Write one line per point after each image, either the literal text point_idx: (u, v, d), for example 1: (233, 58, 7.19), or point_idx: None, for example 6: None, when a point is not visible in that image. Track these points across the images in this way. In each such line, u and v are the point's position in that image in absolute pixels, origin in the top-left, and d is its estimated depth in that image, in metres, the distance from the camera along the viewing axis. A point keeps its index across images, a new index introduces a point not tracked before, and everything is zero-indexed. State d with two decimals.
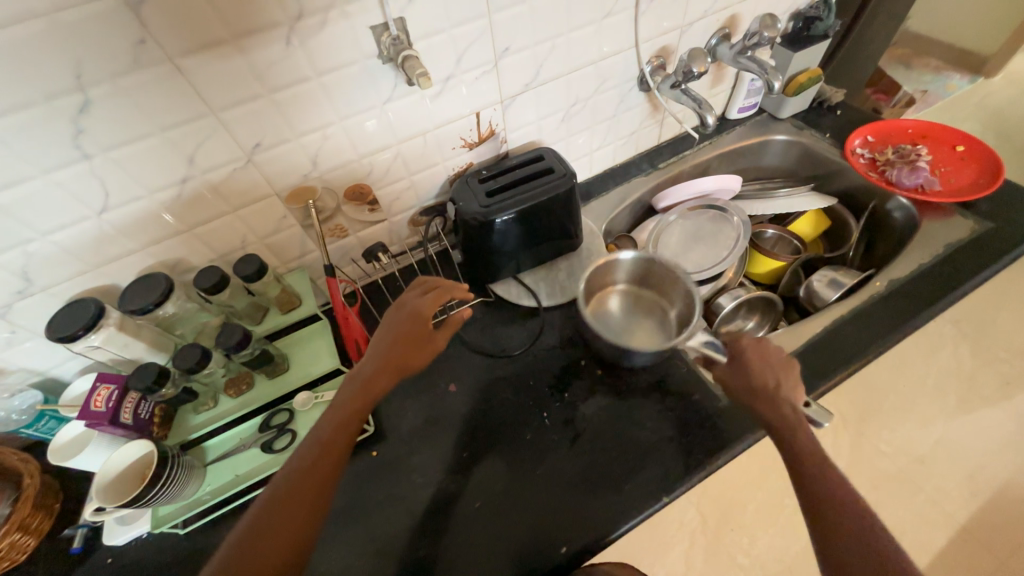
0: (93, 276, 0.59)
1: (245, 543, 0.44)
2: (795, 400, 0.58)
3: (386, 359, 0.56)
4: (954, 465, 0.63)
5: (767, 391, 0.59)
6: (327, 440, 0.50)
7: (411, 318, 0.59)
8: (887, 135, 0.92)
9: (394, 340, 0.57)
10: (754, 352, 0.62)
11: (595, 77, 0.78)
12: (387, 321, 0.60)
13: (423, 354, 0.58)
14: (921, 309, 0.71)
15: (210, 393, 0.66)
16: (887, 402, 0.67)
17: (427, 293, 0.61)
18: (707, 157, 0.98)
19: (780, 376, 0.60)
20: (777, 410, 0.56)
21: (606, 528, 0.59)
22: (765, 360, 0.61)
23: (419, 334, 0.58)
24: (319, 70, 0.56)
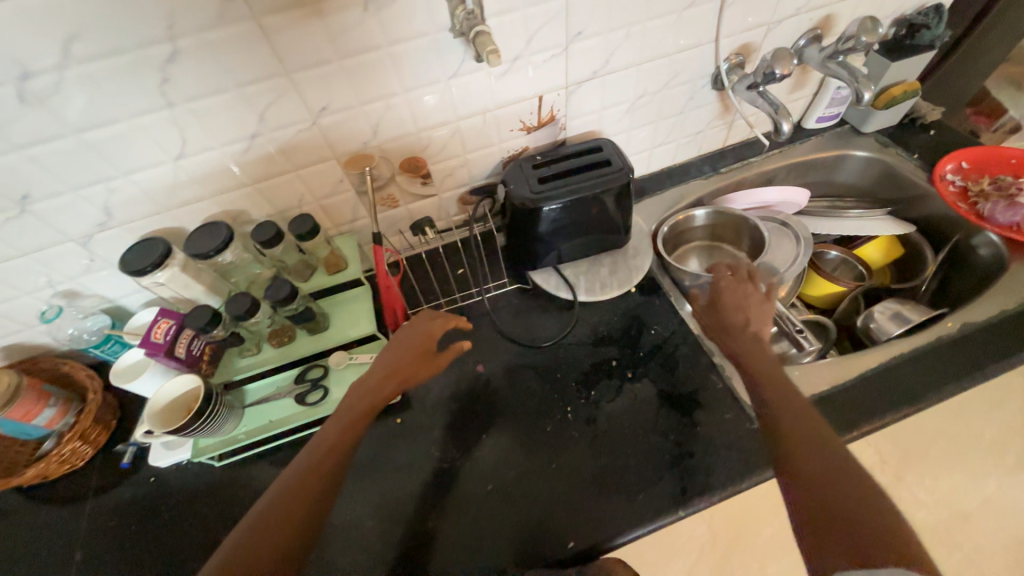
0: (164, 218, 0.63)
1: (263, 522, 0.46)
2: (761, 334, 0.61)
3: (396, 371, 0.61)
4: (975, 523, 0.66)
5: (735, 326, 0.63)
6: (337, 436, 0.53)
7: (424, 335, 0.64)
8: (986, 163, 0.83)
9: (404, 350, 0.62)
10: (725, 288, 0.66)
11: (667, 70, 0.75)
12: (400, 335, 0.64)
13: (425, 371, 0.63)
14: (997, 358, 0.65)
15: (255, 339, 0.69)
16: (927, 456, 0.67)
17: (437, 317, 0.66)
18: (775, 167, 0.93)
19: (750, 313, 0.63)
20: (742, 340, 0.60)
21: (617, 531, 0.58)
22: (738, 302, 0.65)
23: (425, 350, 0.64)
24: (390, 40, 0.56)
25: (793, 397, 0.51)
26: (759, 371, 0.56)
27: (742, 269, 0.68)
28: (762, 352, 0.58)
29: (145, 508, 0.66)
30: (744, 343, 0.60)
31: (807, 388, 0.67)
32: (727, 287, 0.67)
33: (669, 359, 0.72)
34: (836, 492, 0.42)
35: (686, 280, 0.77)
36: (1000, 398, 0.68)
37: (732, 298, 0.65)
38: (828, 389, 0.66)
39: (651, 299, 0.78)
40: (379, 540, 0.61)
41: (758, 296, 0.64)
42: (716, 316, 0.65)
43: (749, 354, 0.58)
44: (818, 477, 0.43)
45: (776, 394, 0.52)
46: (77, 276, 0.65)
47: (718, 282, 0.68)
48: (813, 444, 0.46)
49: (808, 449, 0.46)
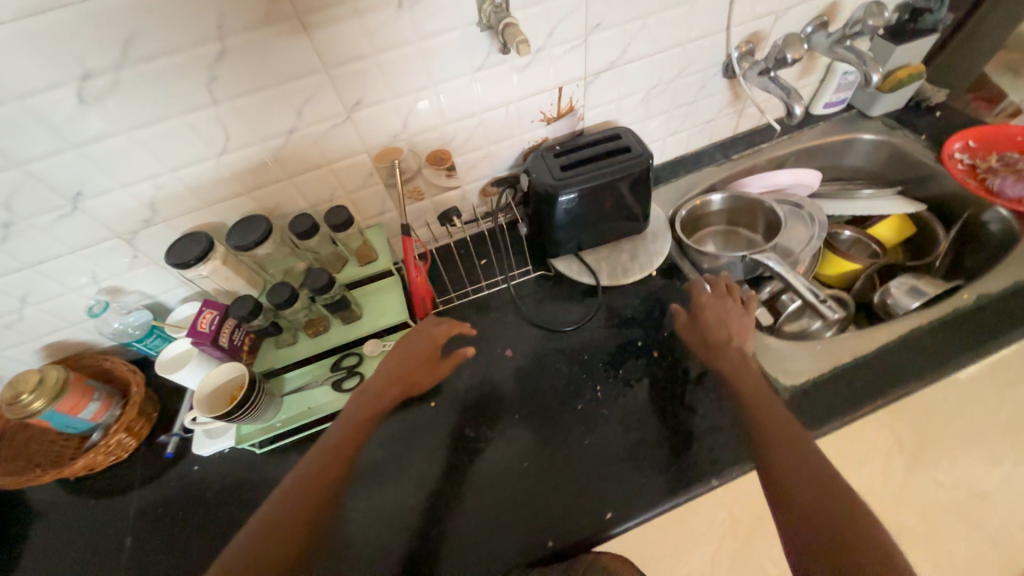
0: (205, 214, 0.66)
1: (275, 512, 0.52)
2: (745, 348, 0.69)
3: (400, 377, 0.69)
4: (1018, 509, 0.62)
5: (720, 342, 0.70)
6: (343, 437, 0.60)
7: (428, 340, 0.70)
8: (993, 141, 0.85)
9: (410, 356, 0.69)
10: (705, 303, 0.74)
11: (681, 59, 0.77)
12: (406, 341, 0.70)
13: (430, 375, 0.71)
14: (1014, 326, 0.67)
15: (291, 329, 0.72)
16: (947, 433, 0.65)
17: (441, 323, 0.72)
18: (786, 152, 0.95)
19: (732, 327, 0.71)
20: (727, 357, 0.68)
21: (651, 500, 0.60)
22: (721, 317, 0.72)
23: (431, 355, 0.71)
24: (421, 35, 0.59)
25: (777, 414, 0.58)
26: (748, 391, 0.63)
27: (720, 284, 0.76)
28: (750, 371, 0.65)
29: (191, 494, 0.68)
30: (731, 361, 0.67)
31: (830, 360, 0.69)
32: (709, 304, 0.74)
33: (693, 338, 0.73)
34: (811, 498, 0.47)
35: (705, 262, 0.80)
36: (1015, 376, 0.67)
37: (715, 313, 0.72)
38: (851, 361, 0.68)
39: (672, 282, 0.80)
40: (408, 513, 0.63)
41: (739, 308, 0.72)
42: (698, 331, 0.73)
43: (735, 374, 0.66)
44: (795, 480, 0.49)
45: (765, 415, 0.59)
46: (122, 273, 0.68)
47: (700, 296, 0.75)
48: (795, 458, 0.52)
49: (789, 456, 0.52)
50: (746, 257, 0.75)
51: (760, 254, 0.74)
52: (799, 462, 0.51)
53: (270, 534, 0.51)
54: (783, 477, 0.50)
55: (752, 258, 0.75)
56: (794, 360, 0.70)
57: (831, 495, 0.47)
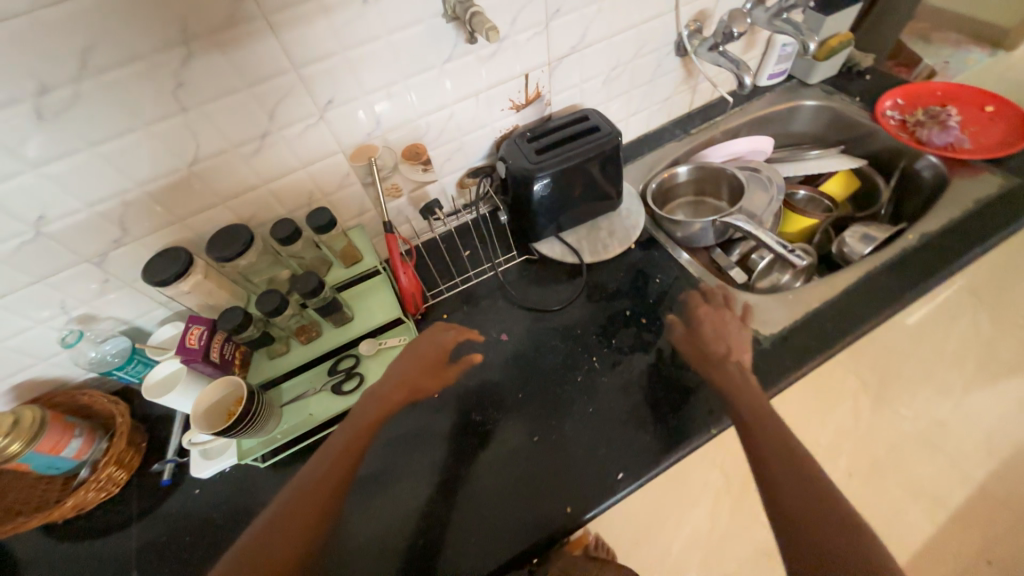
0: (179, 228, 0.63)
1: (272, 523, 0.55)
2: (742, 363, 0.69)
3: (407, 380, 0.70)
4: (972, 426, 0.69)
5: (717, 356, 0.70)
6: (347, 442, 0.64)
7: (435, 346, 0.75)
8: (916, 97, 0.95)
9: (416, 360, 0.72)
10: (704, 315, 0.75)
11: (636, 41, 0.81)
12: (418, 343, 0.73)
13: (433, 383, 0.72)
14: (954, 259, 0.74)
15: (283, 338, 0.71)
16: (905, 367, 0.72)
17: (449, 330, 0.77)
18: (739, 122, 1.01)
19: (729, 342, 0.72)
20: (725, 370, 0.68)
21: (659, 456, 0.63)
22: (718, 330, 0.74)
23: (438, 361, 0.74)
24: (389, 30, 0.59)
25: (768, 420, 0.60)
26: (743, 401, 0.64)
27: (717, 294, 0.78)
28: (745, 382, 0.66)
29: (194, 518, 0.66)
30: (729, 375, 0.68)
31: (801, 308, 0.74)
32: (706, 315, 0.75)
33: (676, 302, 0.77)
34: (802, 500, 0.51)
35: (679, 231, 0.84)
36: (955, 313, 0.75)
37: (712, 325, 0.74)
38: (819, 306, 0.74)
39: (651, 253, 0.84)
40: (415, 505, 0.63)
41: (735, 323, 0.74)
42: (692, 334, 0.74)
43: (731, 384, 0.66)
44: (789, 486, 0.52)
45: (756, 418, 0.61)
46: (92, 299, 0.64)
47: (699, 308, 0.76)
48: (790, 470, 0.54)
49: (779, 463, 0.55)
50: (715, 221, 0.80)
51: (729, 216, 0.79)
52: (790, 469, 0.54)
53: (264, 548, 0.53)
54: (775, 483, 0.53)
55: (722, 221, 0.79)
56: (770, 311, 0.75)
57: (823, 509, 0.50)
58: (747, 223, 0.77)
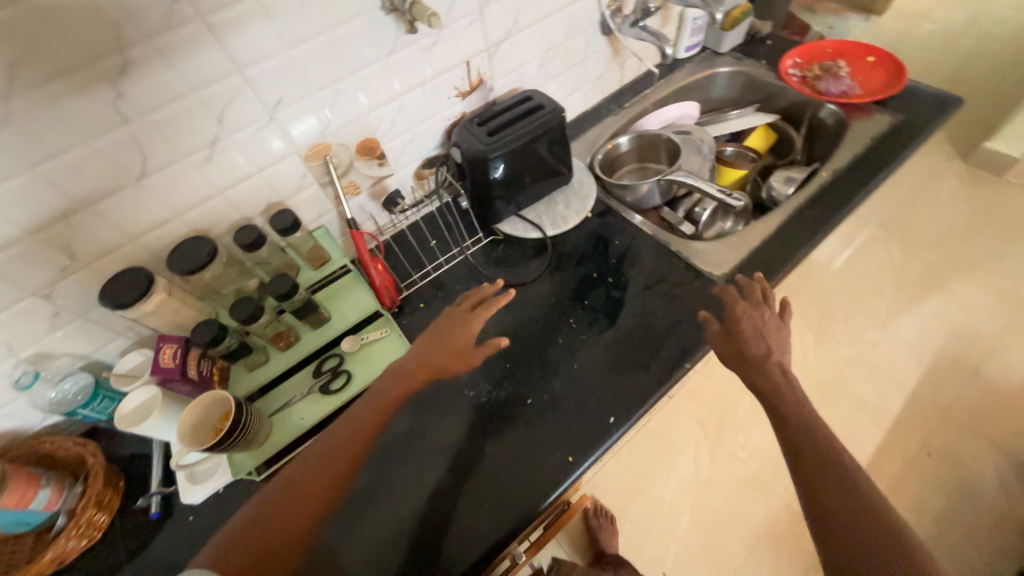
0: (133, 248, 0.61)
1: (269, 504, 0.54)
2: (785, 364, 0.64)
3: (427, 363, 0.65)
4: None
5: (757, 357, 0.65)
6: (356, 420, 0.61)
7: (461, 330, 0.67)
8: (811, 56, 1.07)
9: (440, 342, 0.66)
10: (742, 314, 0.68)
11: (564, 23, 0.86)
12: (439, 327, 0.68)
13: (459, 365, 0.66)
14: (861, 188, 0.85)
15: (261, 348, 0.70)
16: None
17: (472, 306, 0.70)
18: (666, 93, 1.09)
19: (770, 340, 0.65)
20: (768, 375, 0.62)
21: (643, 396, 0.69)
22: (759, 329, 0.67)
23: (461, 348, 0.66)
24: (330, 25, 0.60)
25: (819, 439, 0.56)
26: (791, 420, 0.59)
27: (754, 289, 0.71)
28: (796, 396, 0.61)
29: (193, 545, 0.63)
30: (772, 379, 0.62)
31: (744, 248, 0.82)
32: (746, 314, 0.68)
33: (635, 259, 0.83)
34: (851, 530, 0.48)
35: (628, 195, 0.90)
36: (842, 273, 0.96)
37: (752, 325, 0.67)
38: (760, 243, 0.82)
39: (607, 218, 0.90)
40: (423, 492, 0.64)
41: (775, 318, 0.68)
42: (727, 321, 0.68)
43: (777, 394, 0.61)
44: (841, 518, 0.49)
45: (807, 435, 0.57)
46: (42, 336, 0.60)
47: (739, 305, 0.69)
48: (841, 494, 0.51)
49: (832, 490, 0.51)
50: (660, 180, 0.87)
51: (671, 174, 0.87)
52: (843, 499, 0.50)
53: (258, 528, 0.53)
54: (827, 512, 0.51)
55: (666, 180, 0.87)
56: (719, 253, 0.82)
57: (873, 535, 0.47)
58: (688, 178, 0.85)
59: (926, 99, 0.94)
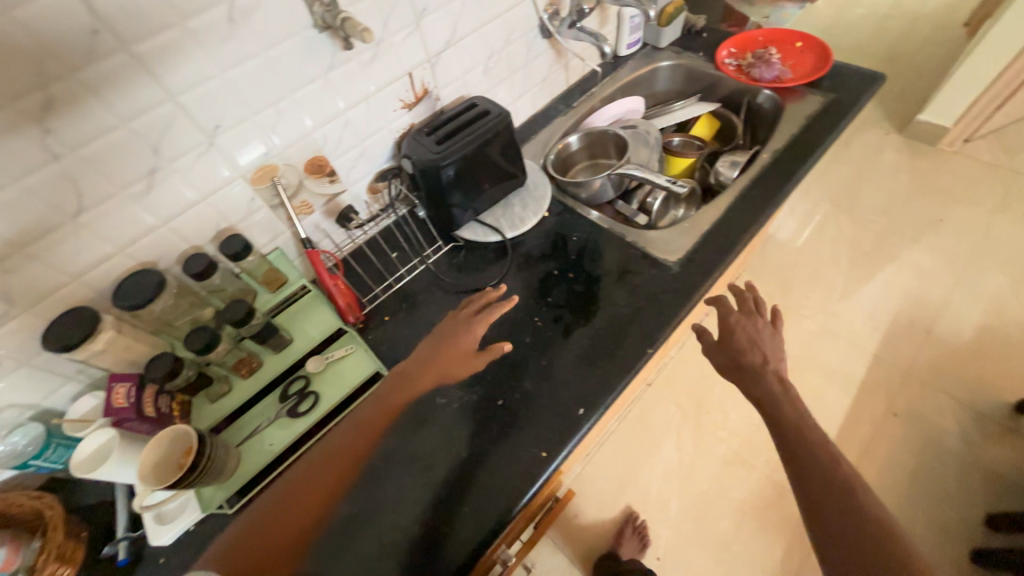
0: (75, 288, 0.59)
1: (259, 523, 0.54)
2: (780, 371, 0.70)
3: (434, 369, 0.69)
4: None
5: (754, 365, 0.71)
6: (352, 436, 0.62)
7: (467, 334, 0.70)
8: (744, 45, 1.12)
9: (446, 347, 0.69)
10: (736, 323, 0.75)
11: (504, 29, 0.88)
12: (445, 332, 0.70)
13: (464, 370, 0.69)
14: (800, 166, 0.89)
15: (223, 377, 0.69)
16: None
17: (481, 313, 0.71)
18: (612, 90, 1.12)
19: (765, 349, 0.72)
20: (766, 384, 0.69)
21: (611, 385, 0.70)
22: (753, 339, 0.74)
23: (466, 352, 0.69)
24: (264, 46, 0.60)
25: (812, 439, 0.63)
26: (790, 431, 0.64)
27: (747, 300, 0.78)
28: (795, 406, 0.67)
29: None
30: (770, 388, 0.69)
31: (696, 232, 0.85)
32: (740, 323, 0.75)
33: (595, 252, 0.85)
34: (833, 514, 0.57)
35: (583, 192, 0.92)
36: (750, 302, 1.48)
37: (747, 334, 0.73)
38: (711, 226, 0.85)
39: (564, 216, 0.91)
40: (415, 508, 0.64)
41: (767, 327, 0.75)
42: (721, 329, 0.76)
43: (773, 399, 0.68)
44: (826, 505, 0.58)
45: (804, 436, 0.64)
46: None
47: (733, 316, 0.76)
48: (827, 486, 0.59)
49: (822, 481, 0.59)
50: (611, 175, 0.90)
51: (621, 168, 0.90)
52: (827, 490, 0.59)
53: (251, 545, 0.52)
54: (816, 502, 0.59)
55: (616, 174, 0.89)
56: (673, 240, 0.84)
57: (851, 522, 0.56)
58: (637, 171, 0.88)
59: (852, 77, 1.00)
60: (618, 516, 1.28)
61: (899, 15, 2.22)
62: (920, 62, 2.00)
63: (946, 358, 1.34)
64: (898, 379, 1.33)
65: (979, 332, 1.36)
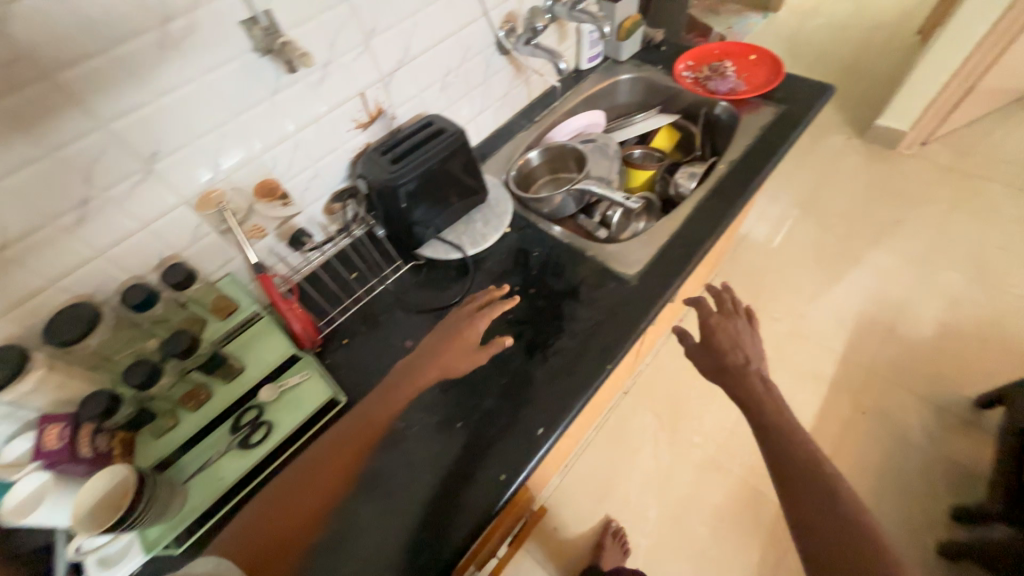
0: (3, 324, 0.56)
1: (270, 497, 0.61)
2: (760, 370, 0.78)
3: (437, 362, 0.75)
4: None
5: (736, 366, 0.78)
6: (362, 425, 0.70)
7: (466, 326, 0.77)
8: (700, 58, 1.14)
9: (450, 339, 0.77)
10: (717, 326, 0.81)
11: (459, 47, 0.88)
12: (450, 325, 0.78)
13: (466, 363, 0.75)
14: (755, 176, 0.91)
15: (168, 411, 0.66)
16: None
17: (484, 307, 0.78)
18: (574, 104, 1.13)
19: (747, 351, 0.79)
20: (748, 383, 0.76)
21: (570, 402, 0.70)
22: (734, 339, 0.80)
23: (467, 342, 0.76)
24: (201, 72, 0.59)
25: (789, 432, 0.71)
26: (772, 427, 0.72)
27: (725, 300, 0.83)
28: (775, 406, 0.74)
29: None
30: (752, 387, 0.76)
31: (655, 244, 0.85)
32: (721, 326, 0.81)
33: (556, 267, 0.85)
34: (813, 501, 0.65)
35: (544, 207, 0.93)
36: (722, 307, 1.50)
37: (727, 336, 0.80)
38: (669, 238, 0.86)
39: (525, 231, 0.91)
40: (408, 514, 0.63)
41: (745, 326, 0.82)
42: (703, 331, 0.82)
43: (753, 397, 0.75)
44: (806, 494, 0.66)
45: (783, 431, 0.72)
46: None
47: (712, 318, 0.82)
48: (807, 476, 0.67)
49: (801, 471, 0.67)
50: (570, 190, 0.91)
51: (580, 184, 0.91)
52: (808, 482, 0.66)
53: (264, 525, 0.59)
54: (796, 492, 0.67)
55: (577, 189, 0.91)
56: (632, 252, 0.85)
57: (828, 509, 0.64)
58: (596, 187, 0.89)
59: (804, 88, 1.02)
60: (595, 527, 1.27)
61: (856, 23, 2.30)
62: (877, 68, 2.08)
63: (911, 355, 1.37)
64: (865, 378, 1.36)
65: (941, 329, 1.40)
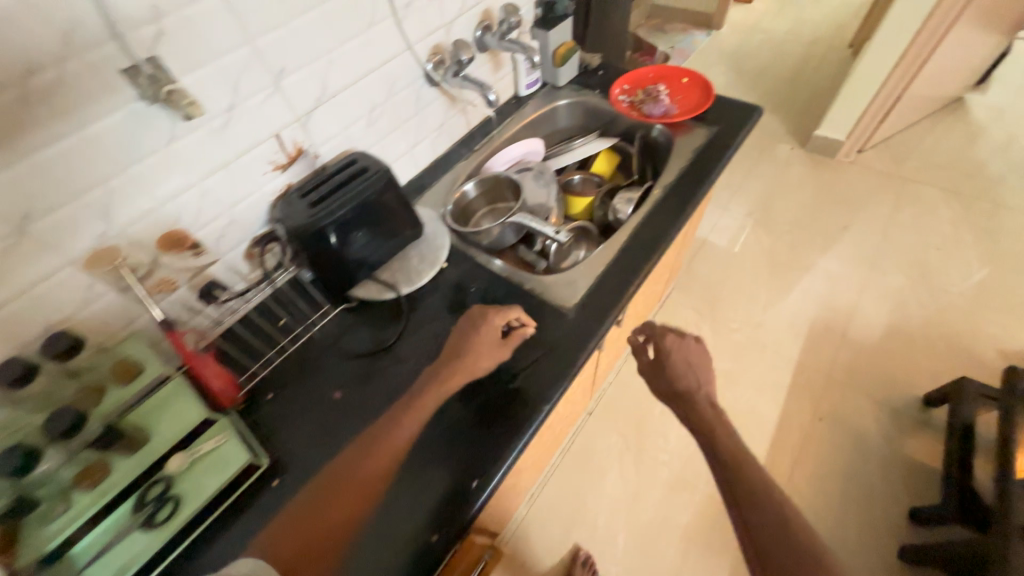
0: None
1: (308, 506, 0.66)
2: (710, 393, 0.79)
3: (466, 365, 0.75)
4: None
5: (689, 390, 0.79)
6: (382, 435, 0.70)
7: (489, 329, 0.77)
8: (636, 82, 1.15)
9: (478, 339, 0.77)
10: (670, 347, 0.81)
11: (384, 81, 0.86)
12: (470, 327, 0.79)
13: (495, 358, 0.75)
14: (690, 199, 0.92)
15: (56, 497, 0.56)
16: None
17: (501, 310, 0.79)
18: (514, 130, 1.13)
19: (698, 374, 0.80)
20: (699, 409, 0.77)
21: (506, 449, 0.67)
22: (686, 363, 0.80)
23: (497, 341, 0.77)
24: (76, 125, 0.55)
25: (743, 456, 0.73)
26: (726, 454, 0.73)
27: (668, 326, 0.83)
28: (724, 426, 0.75)
29: None
30: (703, 412, 0.77)
31: (593, 273, 0.84)
32: (672, 347, 0.81)
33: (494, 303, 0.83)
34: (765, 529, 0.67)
35: (483, 239, 0.91)
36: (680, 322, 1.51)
37: (680, 358, 0.80)
38: (608, 266, 0.85)
39: (463, 265, 0.88)
40: (406, 532, 0.62)
41: (694, 344, 0.81)
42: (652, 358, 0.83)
43: (707, 422, 0.76)
44: (758, 521, 0.68)
45: (738, 455, 0.73)
46: None
47: (665, 338, 0.81)
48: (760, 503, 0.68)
49: (755, 497, 0.69)
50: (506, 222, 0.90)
51: (514, 215, 0.90)
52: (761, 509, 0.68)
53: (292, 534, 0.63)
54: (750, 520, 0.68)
55: (512, 221, 0.90)
56: (571, 282, 0.83)
57: (781, 535, 0.66)
58: (530, 218, 0.88)
59: (734, 110, 1.05)
60: (564, 559, 1.22)
61: (793, 39, 2.41)
62: (815, 81, 2.18)
63: (862, 359, 1.41)
64: (821, 385, 1.38)
65: (887, 332, 1.44)
